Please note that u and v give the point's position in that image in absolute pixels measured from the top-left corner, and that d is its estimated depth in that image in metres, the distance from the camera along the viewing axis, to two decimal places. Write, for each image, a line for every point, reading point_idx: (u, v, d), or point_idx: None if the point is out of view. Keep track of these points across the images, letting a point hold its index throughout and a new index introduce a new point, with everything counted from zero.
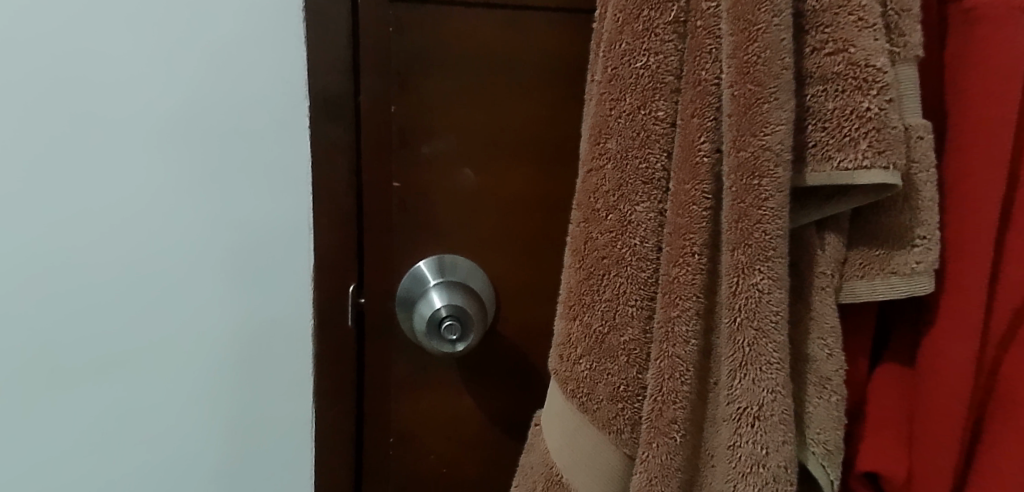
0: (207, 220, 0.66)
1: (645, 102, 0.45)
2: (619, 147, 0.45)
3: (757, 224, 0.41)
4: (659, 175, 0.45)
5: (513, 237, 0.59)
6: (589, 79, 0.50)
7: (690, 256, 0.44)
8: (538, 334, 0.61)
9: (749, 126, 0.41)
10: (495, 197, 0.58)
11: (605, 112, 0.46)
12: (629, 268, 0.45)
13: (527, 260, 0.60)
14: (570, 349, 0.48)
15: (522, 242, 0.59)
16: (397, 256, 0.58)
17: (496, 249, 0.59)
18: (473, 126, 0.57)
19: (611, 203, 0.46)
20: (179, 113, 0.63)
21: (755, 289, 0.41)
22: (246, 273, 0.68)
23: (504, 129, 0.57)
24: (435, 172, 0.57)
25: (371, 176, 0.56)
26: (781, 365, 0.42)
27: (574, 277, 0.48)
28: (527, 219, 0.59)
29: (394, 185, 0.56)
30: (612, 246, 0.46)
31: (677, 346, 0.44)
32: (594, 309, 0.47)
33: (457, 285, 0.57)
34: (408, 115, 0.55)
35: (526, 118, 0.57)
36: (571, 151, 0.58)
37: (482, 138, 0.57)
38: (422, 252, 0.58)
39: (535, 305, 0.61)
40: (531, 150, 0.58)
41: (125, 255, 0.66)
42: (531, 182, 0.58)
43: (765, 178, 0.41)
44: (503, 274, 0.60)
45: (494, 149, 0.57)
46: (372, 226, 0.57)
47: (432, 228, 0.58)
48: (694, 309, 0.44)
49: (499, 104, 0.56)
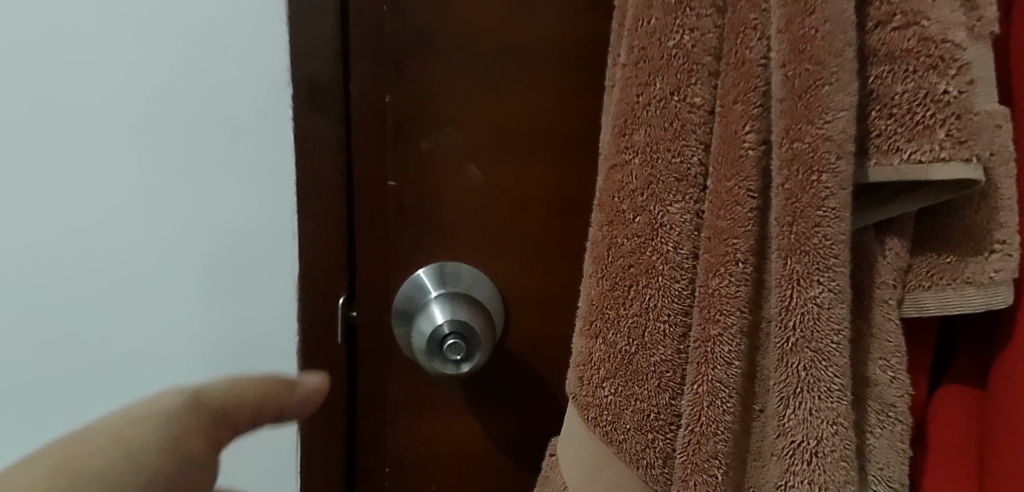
0: (185, 219, 0.60)
1: (679, 87, 0.38)
2: (648, 139, 0.39)
3: (815, 228, 0.35)
4: (696, 172, 0.39)
5: (524, 241, 0.53)
6: (610, 63, 0.44)
7: (733, 264, 0.37)
8: (552, 349, 0.55)
9: (806, 112, 0.34)
10: (503, 197, 0.52)
11: (631, 99, 0.40)
12: (661, 279, 0.39)
13: (539, 267, 0.54)
14: (591, 371, 0.41)
15: (533, 247, 0.53)
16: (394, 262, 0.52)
17: (505, 255, 0.53)
18: (478, 117, 0.50)
19: (639, 203, 0.39)
20: (150, 105, 0.57)
21: (813, 304, 0.35)
22: (226, 278, 0.61)
23: (512, 122, 0.51)
24: (437, 168, 0.51)
25: (363, 172, 0.50)
26: (843, 393, 0.36)
27: (595, 288, 0.42)
28: (539, 222, 0.53)
29: (390, 184, 0.51)
30: (640, 252, 0.40)
31: (718, 369, 0.38)
32: (619, 325, 0.40)
33: (461, 295, 0.51)
34: (404, 104, 0.49)
35: (537, 108, 0.51)
36: (588, 146, 0.52)
37: (489, 132, 0.51)
38: (423, 257, 0.52)
39: (548, 316, 0.55)
40: (543, 145, 0.51)
41: (99, 254, 0.61)
42: (544, 180, 0.52)
43: (825, 173, 0.34)
44: (513, 282, 0.54)
45: (502, 143, 0.51)
46: (367, 228, 0.51)
47: (432, 232, 0.52)
48: (738, 327, 0.38)
49: (507, 92, 0.50)
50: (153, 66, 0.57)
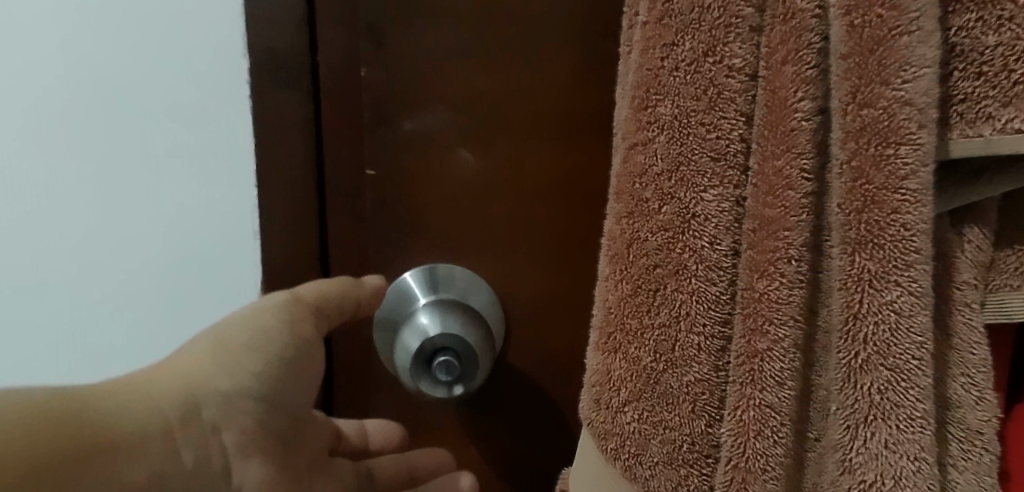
0: (132, 205, 0.47)
1: (714, 46, 0.31)
2: (676, 112, 0.32)
3: (892, 216, 0.28)
4: (735, 149, 0.32)
5: (528, 239, 0.46)
6: (625, 25, 0.37)
7: (784, 263, 0.30)
8: (560, 361, 0.48)
9: (879, 69, 0.27)
10: (502, 188, 0.45)
11: (654, 63, 0.33)
12: (693, 282, 0.32)
13: (544, 270, 0.47)
14: (610, 393, 0.35)
15: (538, 247, 0.46)
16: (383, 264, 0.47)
17: (505, 255, 0.46)
18: (471, 95, 0.44)
19: (666, 189, 0.33)
20: (74, 88, 0.45)
21: (888, 311, 0.28)
22: (187, 276, 0.49)
23: (511, 100, 0.44)
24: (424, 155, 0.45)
25: (336, 163, 0.45)
26: (926, 421, 0.29)
27: (612, 292, 0.35)
28: (545, 217, 0.46)
29: (367, 172, 0.45)
30: (668, 250, 0.33)
31: (767, 392, 0.31)
32: (643, 338, 0.33)
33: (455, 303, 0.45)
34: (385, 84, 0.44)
35: (541, 84, 0.44)
36: (600, 128, 0.45)
37: (484, 112, 0.44)
38: (412, 259, 0.46)
39: (555, 326, 0.48)
40: (548, 128, 0.45)
41: (37, 257, 0.49)
42: (549, 167, 0.45)
43: (904, 145, 0.27)
44: (515, 286, 0.47)
45: (500, 125, 0.44)
46: (348, 226, 0.46)
47: (418, 229, 0.46)
48: (791, 339, 0.31)
49: (503, 67, 0.43)
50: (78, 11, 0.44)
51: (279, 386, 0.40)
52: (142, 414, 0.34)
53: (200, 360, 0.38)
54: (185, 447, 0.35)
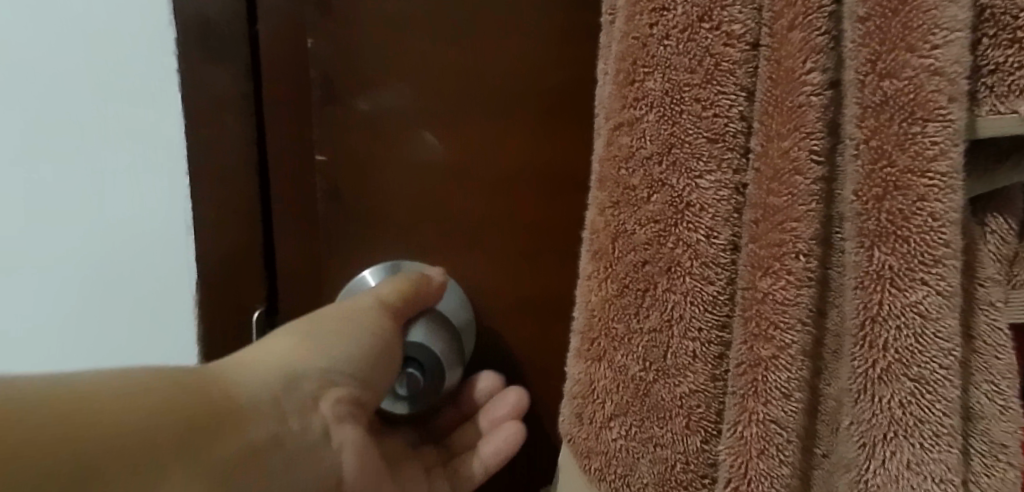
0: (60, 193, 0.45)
1: (710, 10, 0.27)
2: (667, 86, 0.28)
3: (918, 204, 0.24)
4: (735, 129, 0.28)
5: (499, 231, 0.41)
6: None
7: (791, 258, 0.27)
8: (539, 364, 0.44)
9: (904, 33, 0.23)
10: (470, 176, 0.41)
11: (640, 30, 0.28)
12: (688, 281, 0.28)
13: (518, 270, 0.42)
14: (594, 406, 0.31)
15: (510, 242, 0.42)
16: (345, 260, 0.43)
17: (475, 249, 0.42)
18: (433, 72, 0.39)
19: (656, 175, 0.29)
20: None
21: (912, 314, 0.25)
22: (131, 268, 0.45)
23: (477, 75, 0.39)
24: (382, 140, 0.41)
25: (283, 151, 0.41)
26: (952, 436, 0.25)
27: (595, 293, 0.31)
28: (517, 211, 0.41)
29: (318, 158, 0.41)
30: (659, 244, 0.29)
31: (771, 406, 0.27)
32: (630, 345, 0.29)
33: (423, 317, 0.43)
34: (335, 60, 0.40)
35: (508, 59, 0.38)
36: (581, 111, 0.39)
37: (448, 90, 0.39)
38: (375, 256, 0.43)
39: (530, 332, 0.43)
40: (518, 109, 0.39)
41: None
42: (521, 151, 0.40)
43: (931, 122, 0.24)
44: (487, 286, 0.43)
45: (464, 103, 0.39)
46: (301, 218, 0.43)
47: (377, 221, 0.42)
48: (799, 346, 0.27)
49: (466, 39, 0.39)
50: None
51: (369, 366, 0.41)
52: (253, 393, 0.36)
53: (282, 345, 0.39)
54: (290, 416, 0.38)
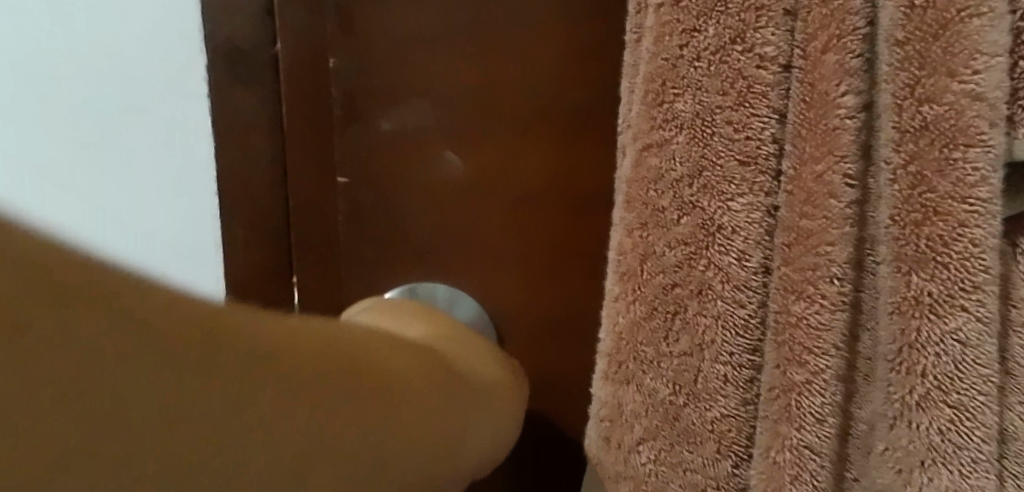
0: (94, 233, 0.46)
1: (742, 32, 0.27)
2: (698, 108, 0.28)
3: (959, 230, 0.24)
4: (767, 152, 0.27)
5: (520, 252, 0.41)
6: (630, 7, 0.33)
7: (825, 282, 0.26)
8: (561, 384, 0.42)
9: (946, 58, 0.23)
10: (491, 195, 0.40)
11: (670, 51, 0.29)
12: (719, 304, 0.28)
13: (539, 293, 0.41)
14: (623, 431, 0.30)
15: (535, 264, 0.41)
16: (368, 281, 0.43)
17: (497, 270, 0.41)
18: (454, 92, 0.39)
19: (687, 197, 0.28)
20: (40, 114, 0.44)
21: (951, 340, 0.24)
22: None
23: (496, 95, 0.39)
24: (404, 160, 0.41)
25: (308, 173, 0.42)
26: (991, 463, 0.25)
27: (624, 315, 0.30)
28: (542, 232, 0.40)
29: (339, 181, 0.42)
30: (689, 267, 0.28)
31: (805, 431, 0.27)
32: (659, 369, 0.29)
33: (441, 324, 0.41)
34: (355, 80, 0.40)
35: (528, 77, 0.38)
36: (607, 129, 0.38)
37: (467, 111, 0.39)
38: (398, 277, 0.43)
39: (556, 357, 0.42)
40: (542, 128, 0.39)
41: None
42: (541, 171, 0.39)
43: (972, 147, 0.23)
44: (507, 307, 0.42)
45: (483, 124, 0.39)
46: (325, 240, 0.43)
47: (397, 241, 0.42)
48: (833, 371, 0.27)
49: (487, 58, 0.38)
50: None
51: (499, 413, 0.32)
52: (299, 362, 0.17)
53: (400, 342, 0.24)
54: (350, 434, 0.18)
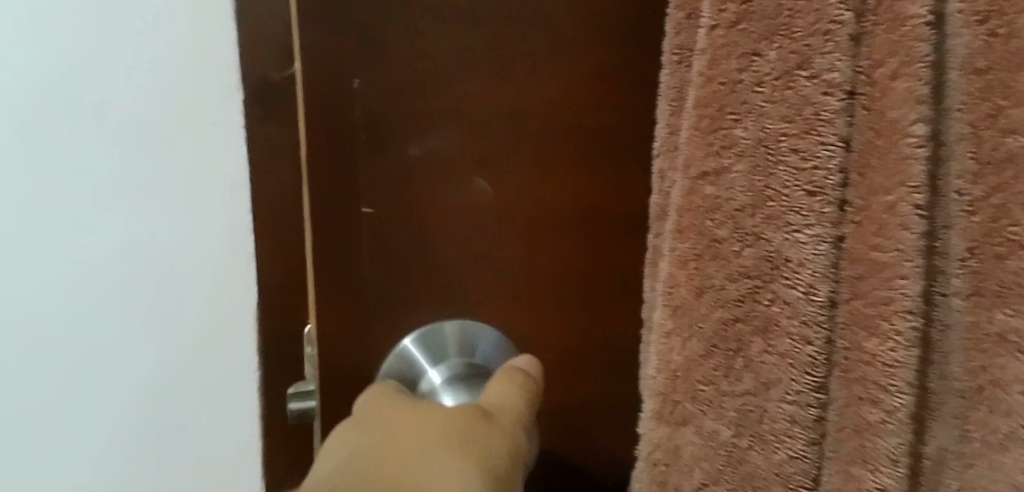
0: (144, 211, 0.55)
1: (807, 57, 0.26)
2: (760, 135, 0.27)
3: None
4: (835, 182, 0.26)
5: (547, 273, 0.42)
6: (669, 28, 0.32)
7: (900, 317, 0.25)
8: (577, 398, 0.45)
9: None
10: (522, 221, 0.41)
11: (728, 75, 0.27)
12: (785, 341, 0.27)
13: (564, 312, 0.43)
14: (682, 473, 0.29)
15: (562, 285, 0.43)
16: (393, 318, 0.41)
17: (524, 293, 0.42)
18: (489, 123, 0.40)
19: (749, 228, 0.27)
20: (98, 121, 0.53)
21: None
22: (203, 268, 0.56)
23: (532, 121, 0.40)
24: (434, 192, 0.40)
25: (328, 206, 0.39)
26: None
27: (682, 352, 0.28)
28: (569, 254, 0.42)
29: (365, 211, 0.39)
30: (753, 303, 0.27)
31: (881, 473, 0.26)
32: (721, 410, 0.28)
33: (460, 364, 0.41)
34: (384, 100, 0.38)
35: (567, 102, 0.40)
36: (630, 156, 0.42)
37: (502, 138, 0.40)
38: (421, 310, 0.41)
39: (583, 369, 0.44)
40: (573, 157, 0.41)
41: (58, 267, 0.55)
42: (571, 194, 0.41)
43: None
44: (529, 329, 0.43)
45: (520, 151, 0.40)
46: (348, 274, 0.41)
47: (422, 272, 0.41)
48: (908, 409, 0.26)
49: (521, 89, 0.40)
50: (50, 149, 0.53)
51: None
52: None
53: None
54: None
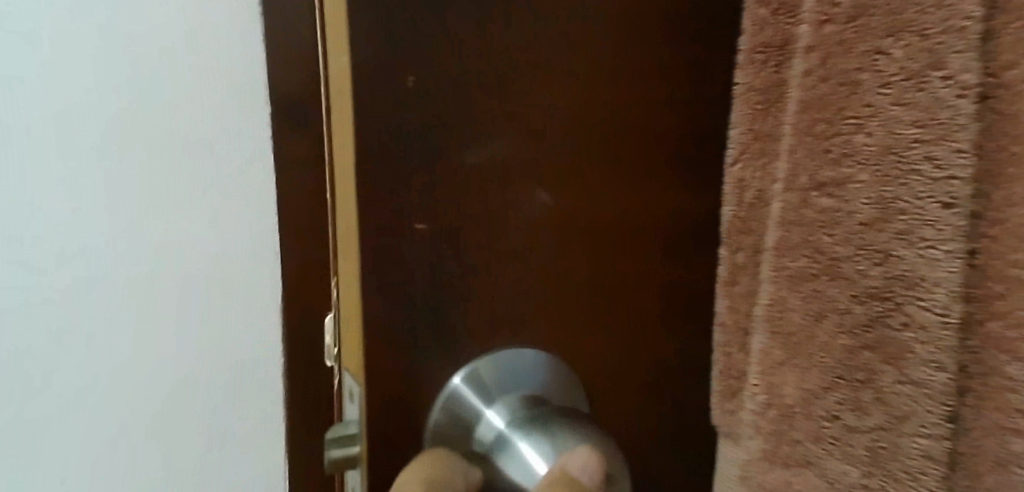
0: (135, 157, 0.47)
1: (939, 56, 0.23)
2: (885, 142, 0.24)
3: None
4: (971, 190, 0.23)
5: (651, 297, 0.32)
6: (750, 24, 0.29)
7: None
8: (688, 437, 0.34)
9: None
10: (619, 230, 0.31)
11: (846, 75, 0.25)
12: (919, 370, 0.24)
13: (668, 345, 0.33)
14: None
15: (644, 308, 0.32)
16: (433, 363, 0.28)
17: (619, 325, 0.32)
18: (557, 95, 0.29)
19: (876, 245, 0.24)
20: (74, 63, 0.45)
21: None
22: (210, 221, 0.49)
23: (624, 92, 0.30)
24: (487, 187, 0.28)
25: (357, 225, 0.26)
26: None
27: (794, 384, 0.26)
28: (652, 268, 0.32)
29: (413, 226, 0.27)
30: (882, 328, 0.24)
31: None
32: (849, 448, 0.25)
33: (524, 401, 0.29)
34: (436, 64, 0.26)
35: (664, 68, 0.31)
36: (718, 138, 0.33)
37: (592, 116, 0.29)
38: (489, 358, 0.29)
39: (666, 410, 0.34)
40: (657, 135, 0.31)
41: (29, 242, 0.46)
42: (679, 189, 0.32)
43: None
44: (627, 373, 0.32)
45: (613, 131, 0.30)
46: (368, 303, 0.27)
47: (491, 313, 0.29)
48: None
49: (595, 46, 0.29)
50: (46, 106, 0.46)
51: None
52: None
53: None
54: None
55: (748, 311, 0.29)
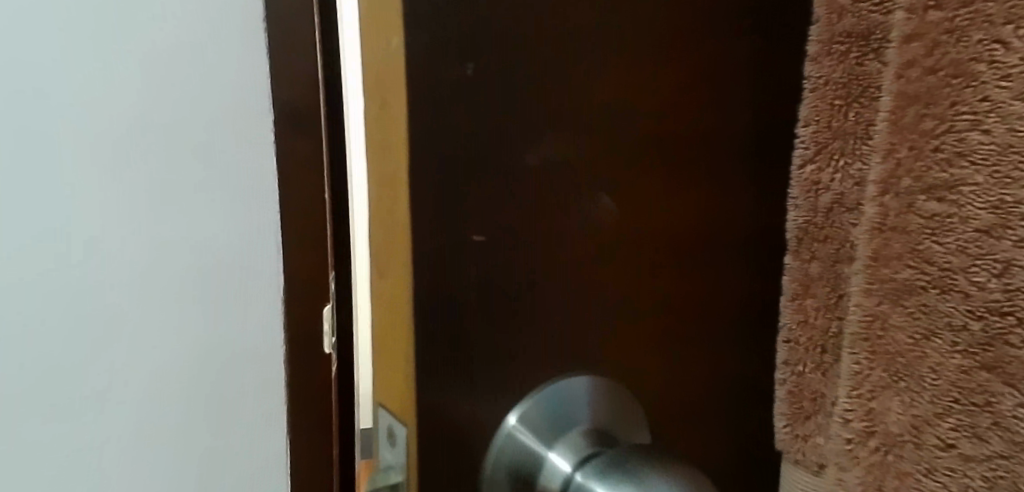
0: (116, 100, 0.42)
1: None
2: (1004, 140, 0.21)
3: None
4: None
5: (691, 302, 0.29)
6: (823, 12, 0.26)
7: None
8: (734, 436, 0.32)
9: None
10: (663, 233, 0.28)
11: (958, 67, 0.22)
12: None
13: (708, 354, 0.30)
14: None
15: (697, 309, 0.29)
16: (482, 398, 0.24)
17: (664, 336, 0.28)
18: (612, 71, 0.25)
19: (997, 255, 0.21)
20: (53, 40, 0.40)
21: None
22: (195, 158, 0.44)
23: (671, 77, 0.27)
24: (541, 192, 0.24)
25: None
26: None
27: (897, 410, 0.24)
28: (704, 268, 0.29)
29: (468, 241, 0.22)
30: (1003, 346, 0.21)
31: None
32: (964, 480, 0.22)
33: (585, 439, 0.25)
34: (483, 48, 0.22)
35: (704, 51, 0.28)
36: (783, 127, 0.30)
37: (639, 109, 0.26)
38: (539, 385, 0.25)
39: (711, 425, 0.31)
40: (698, 126, 0.28)
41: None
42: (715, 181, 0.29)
43: None
44: (670, 386, 0.29)
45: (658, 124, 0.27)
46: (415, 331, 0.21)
47: (539, 333, 0.25)
48: None
49: (655, 23, 0.26)
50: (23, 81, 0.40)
51: None
52: None
53: None
54: None
55: (830, 327, 0.27)
